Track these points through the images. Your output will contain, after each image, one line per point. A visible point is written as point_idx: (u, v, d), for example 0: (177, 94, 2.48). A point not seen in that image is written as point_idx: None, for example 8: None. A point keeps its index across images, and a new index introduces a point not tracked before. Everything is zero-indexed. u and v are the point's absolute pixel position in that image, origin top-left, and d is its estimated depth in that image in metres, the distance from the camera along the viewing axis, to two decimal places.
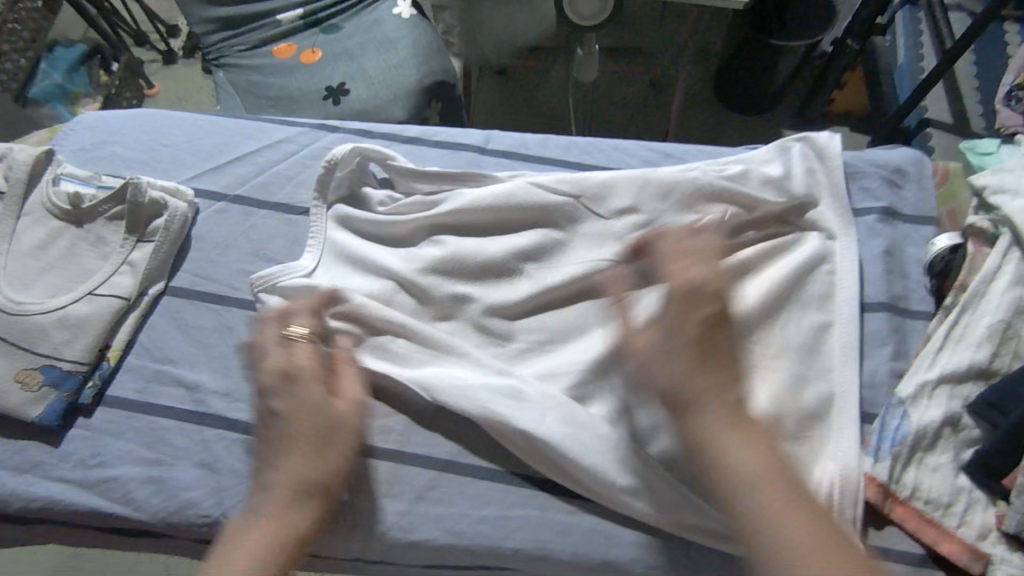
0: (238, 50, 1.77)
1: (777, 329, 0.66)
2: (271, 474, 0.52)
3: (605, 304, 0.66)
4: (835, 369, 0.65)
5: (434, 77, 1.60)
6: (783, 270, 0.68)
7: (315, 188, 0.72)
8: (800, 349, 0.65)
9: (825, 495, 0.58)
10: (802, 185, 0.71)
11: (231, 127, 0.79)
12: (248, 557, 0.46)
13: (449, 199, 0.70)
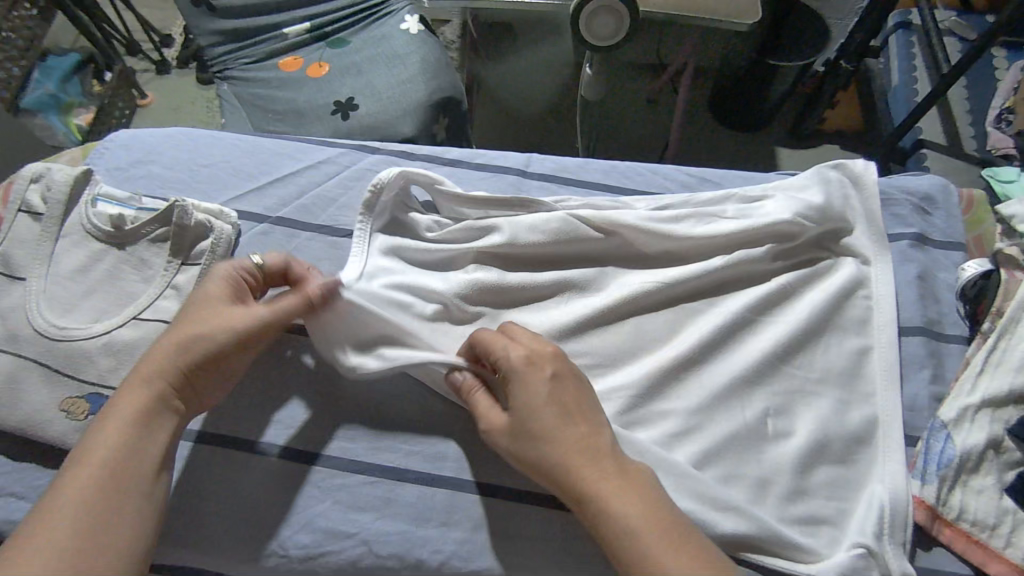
0: (243, 62, 1.76)
1: (820, 353, 0.67)
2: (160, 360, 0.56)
3: (653, 332, 0.67)
4: (879, 392, 0.66)
5: (442, 93, 1.60)
6: (824, 295, 0.69)
7: (361, 211, 0.70)
8: (843, 373, 0.66)
9: (878, 520, 0.58)
10: (840, 213, 0.72)
11: (269, 148, 0.79)
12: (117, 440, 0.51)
13: (497, 227, 0.70)
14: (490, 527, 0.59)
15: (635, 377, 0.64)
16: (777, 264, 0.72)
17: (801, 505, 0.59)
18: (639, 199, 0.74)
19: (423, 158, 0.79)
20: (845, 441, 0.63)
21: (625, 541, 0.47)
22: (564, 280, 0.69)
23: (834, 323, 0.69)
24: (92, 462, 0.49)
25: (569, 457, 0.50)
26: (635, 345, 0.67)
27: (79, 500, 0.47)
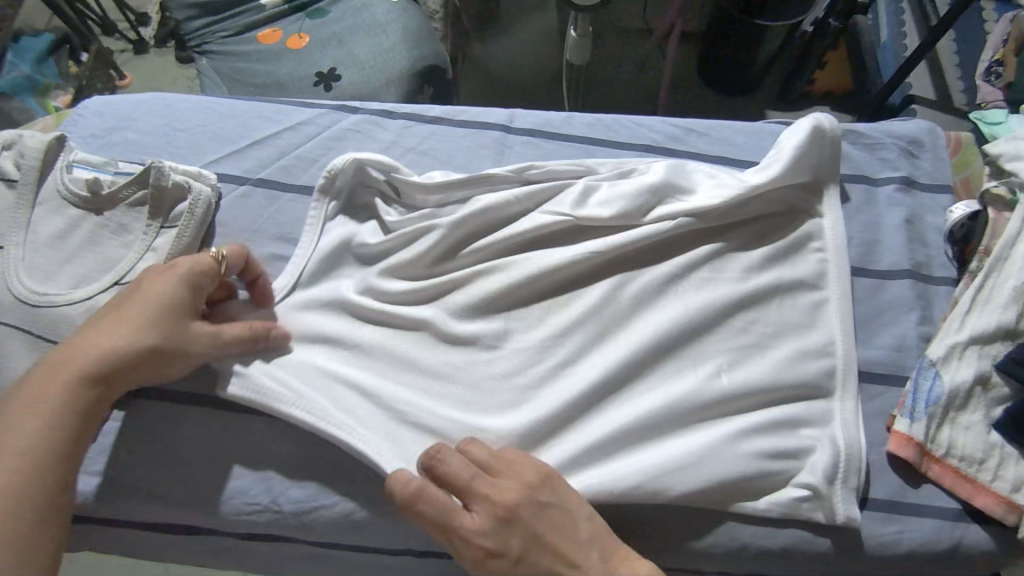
0: (221, 35, 1.73)
1: (774, 307, 0.66)
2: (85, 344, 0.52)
3: (607, 294, 0.65)
4: (838, 342, 0.65)
5: (426, 61, 1.58)
6: (767, 246, 0.69)
7: (316, 195, 0.68)
8: (797, 326, 0.65)
9: (832, 469, 0.58)
10: (806, 165, 0.70)
11: (248, 109, 0.77)
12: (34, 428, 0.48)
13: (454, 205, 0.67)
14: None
15: (572, 349, 0.62)
16: (734, 216, 0.70)
17: (756, 454, 0.57)
18: (607, 164, 0.73)
19: (404, 116, 0.78)
20: (796, 391, 0.62)
21: None
22: (531, 245, 0.68)
23: (792, 273, 0.68)
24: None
25: None
26: (583, 313, 0.64)
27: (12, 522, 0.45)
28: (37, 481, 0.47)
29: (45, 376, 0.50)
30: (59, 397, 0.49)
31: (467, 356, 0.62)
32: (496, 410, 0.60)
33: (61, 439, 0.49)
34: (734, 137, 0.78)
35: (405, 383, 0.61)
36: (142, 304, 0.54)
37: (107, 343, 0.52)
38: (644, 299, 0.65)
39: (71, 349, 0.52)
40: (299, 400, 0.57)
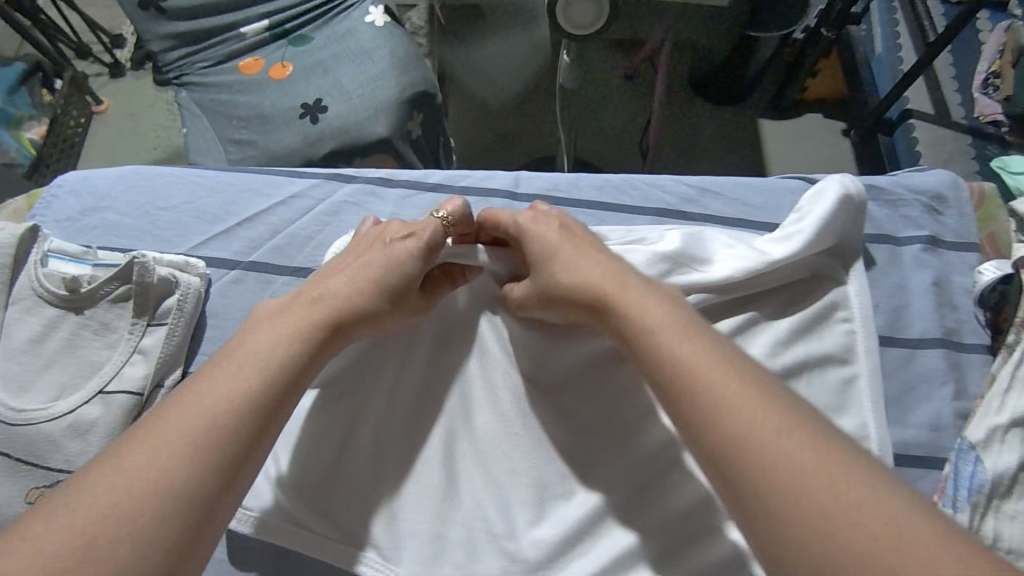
0: (200, 66, 1.67)
1: (805, 385, 0.63)
2: (334, 286, 0.56)
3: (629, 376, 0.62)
4: (872, 424, 0.61)
5: (415, 88, 1.53)
6: (795, 316, 0.66)
7: None
8: (830, 407, 0.62)
9: None
10: (832, 232, 0.67)
11: (235, 182, 0.72)
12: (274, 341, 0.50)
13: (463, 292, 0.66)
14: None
15: (591, 434, 0.60)
16: (757, 285, 0.66)
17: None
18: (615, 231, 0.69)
19: (403, 184, 0.74)
20: None
21: (735, 432, 0.42)
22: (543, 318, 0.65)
23: (819, 347, 0.64)
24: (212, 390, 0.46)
25: (666, 325, 0.49)
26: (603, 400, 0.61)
27: (203, 439, 0.43)
28: (257, 412, 0.46)
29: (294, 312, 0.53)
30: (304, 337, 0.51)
31: (483, 446, 0.60)
32: (516, 507, 0.58)
33: (288, 371, 0.49)
34: (750, 196, 0.75)
35: (421, 484, 0.59)
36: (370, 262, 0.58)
37: (354, 285, 0.56)
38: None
39: (324, 285, 0.56)
40: (316, 523, 0.57)
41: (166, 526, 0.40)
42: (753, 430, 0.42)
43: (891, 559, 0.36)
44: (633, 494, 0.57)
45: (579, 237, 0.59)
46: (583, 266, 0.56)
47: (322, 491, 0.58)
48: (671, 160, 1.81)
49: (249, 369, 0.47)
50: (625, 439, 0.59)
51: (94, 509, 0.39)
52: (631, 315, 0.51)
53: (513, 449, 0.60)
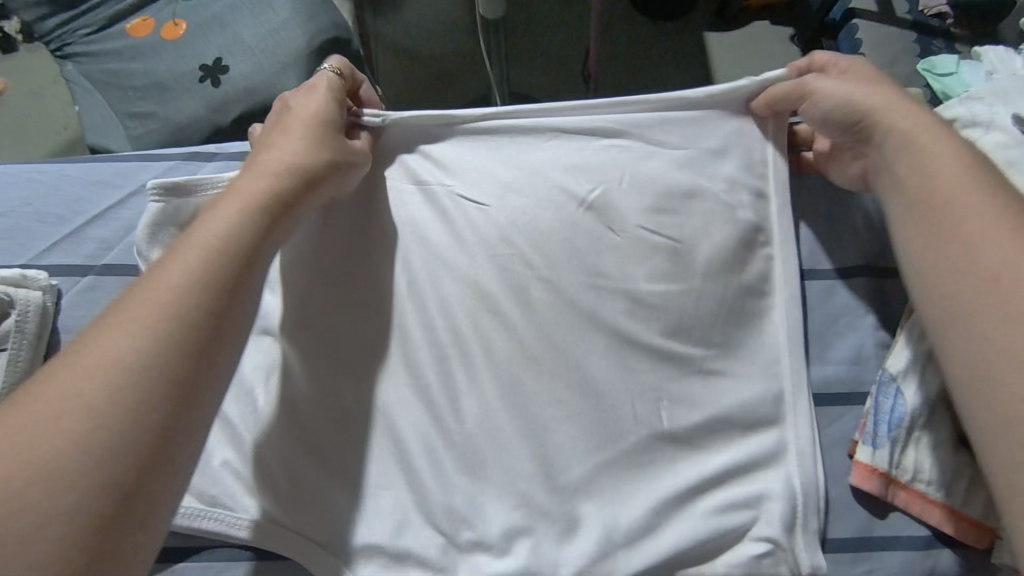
0: (84, 34, 1.50)
1: (720, 323, 0.59)
2: (269, 155, 0.54)
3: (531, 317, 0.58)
4: (787, 356, 0.60)
5: (324, 36, 1.39)
6: (715, 241, 0.60)
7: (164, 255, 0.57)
8: (742, 344, 0.59)
9: (789, 510, 0.55)
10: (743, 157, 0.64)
11: (78, 176, 0.64)
12: (236, 202, 0.48)
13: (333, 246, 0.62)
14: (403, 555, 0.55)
15: (493, 382, 0.57)
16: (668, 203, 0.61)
17: (711, 511, 0.54)
18: (514, 162, 0.64)
19: None
20: (744, 422, 0.57)
21: (954, 230, 0.48)
22: (429, 256, 0.61)
23: (740, 277, 0.60)
24: (181, 251, 0.43)
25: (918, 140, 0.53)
26: (502, 344, 0.58)
27: (182, 319, 0.40)
28: (228, 270, 0.44)
29: (247, 180, 0.50)
30: (255, 196, 0.49)
31: (365, 419, 0.57)
32: (417, 459, 0.55)
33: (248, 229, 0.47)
34: None
35: (311, 448, 0.57)
36: (299, 120, 0.57)
37: (267, 160, 0.53)
38: (562, 332, 0.58)
39: (260, 163, 0.53)
40: (209, 512, 0.56)
41: (131, 408, 0.37)
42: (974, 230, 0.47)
43: None
44: (543, 460, 0.55)
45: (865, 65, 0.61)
46: (890, 103, 0.56)
47: None
48: (617, 85, 1.70)
49: (207, 238, 0.45)
50: (533, 413, 0.56)
51: (30, 409, 0.35)
52: (913, 148, 0.53)
53: (405, 414, 0.56)
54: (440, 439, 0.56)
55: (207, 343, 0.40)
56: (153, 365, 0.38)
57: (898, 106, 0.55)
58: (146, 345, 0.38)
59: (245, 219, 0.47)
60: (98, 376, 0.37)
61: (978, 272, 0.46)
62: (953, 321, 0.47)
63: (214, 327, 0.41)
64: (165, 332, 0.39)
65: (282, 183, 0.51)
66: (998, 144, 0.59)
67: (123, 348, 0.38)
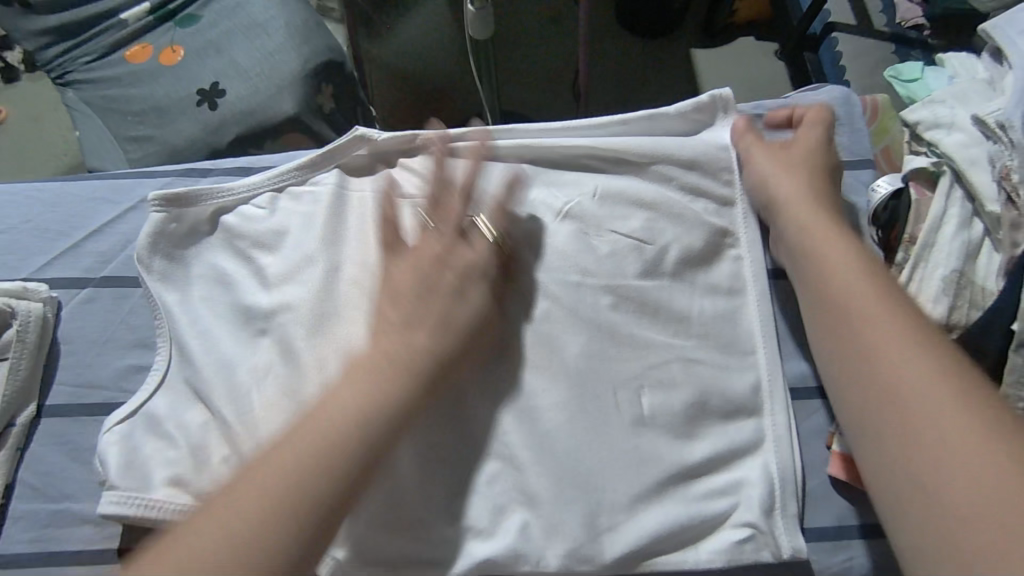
0: (84, 61, 1.54)
1: (693, 320, 0.63)
2: (449, 216, 0.61)
3: (518, 310, 0.61)
4: (760, 350, 0.62)
5: (318, 59, 1.43)
6: (682, 246, 0.65)
7: (167, 265, 0.62)
8: (715, 338, 0.62)
9: (769, 494, 0.57)
10: (709, 165, 0.68)
11: (77, 192, 0.66)
12: (405, 278, 0.56)
13: (326, 244, 0.63)
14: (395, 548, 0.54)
15: (483, 374, 0.59)
16: (639, 206, 0.66)
17: (694, 495, 0.57)
18: (497, 173, 0.69)
19: (263, 167, 0.69)
20: (724, 410, 0.59)
21: (865, 344, 0.52)
22: (418, 254, 0.63)
23: (708, 280, 0.65)
24: (363, 352, 0.52)
25: (829, 251, 0.58)
26: (489, 330, 0.59)
27: (363, 459, 0.47)
28: (414, 405, 0.51)
29: (401, 269, 0.57)
30: (418, 284, 0.55)
31: None
32: (405, 452, 0.56)
33: (443, 299, 0.55)
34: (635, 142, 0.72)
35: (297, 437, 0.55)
36: (450, 191, 0.63)
37: (443, 225, 0.60)
38: (544, 323, 0.61)
39: (425, 237, 0.60)
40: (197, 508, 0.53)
41: (309, 494, 0.45)
42: (879, 343, 0.51)
43: (935, 475, 0.45)
44: (529, 447, 0.56)
45: (824, 147, 0.67)
46: (800, 198, 0.63)
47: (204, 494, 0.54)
48: (606, 102, 1.73)
49: (387, 349, 0.51)
50: (519, 408, 0.58)
51: (256, 480, 0.45)
52: (830, 258, 0.58)
53: None
54: (425, 432, 0.56)
55: (377, 454, 0.48)
56: (338, 445, 0.47)
57: (816, 212, 0.62)
58: (342, 419, 0.48)
59: (476, 307, 0.56)
60: (303, 434, 0.47)
61: (882, 381, 0.50)
62: (870, 434, 0.50)
63: (360, 432, 0.48)
64: (358, 444, 0.47)
65: (478, 263, 0.58)
66: (959, 145, 0.62)
67: (326, 421, 0.47)
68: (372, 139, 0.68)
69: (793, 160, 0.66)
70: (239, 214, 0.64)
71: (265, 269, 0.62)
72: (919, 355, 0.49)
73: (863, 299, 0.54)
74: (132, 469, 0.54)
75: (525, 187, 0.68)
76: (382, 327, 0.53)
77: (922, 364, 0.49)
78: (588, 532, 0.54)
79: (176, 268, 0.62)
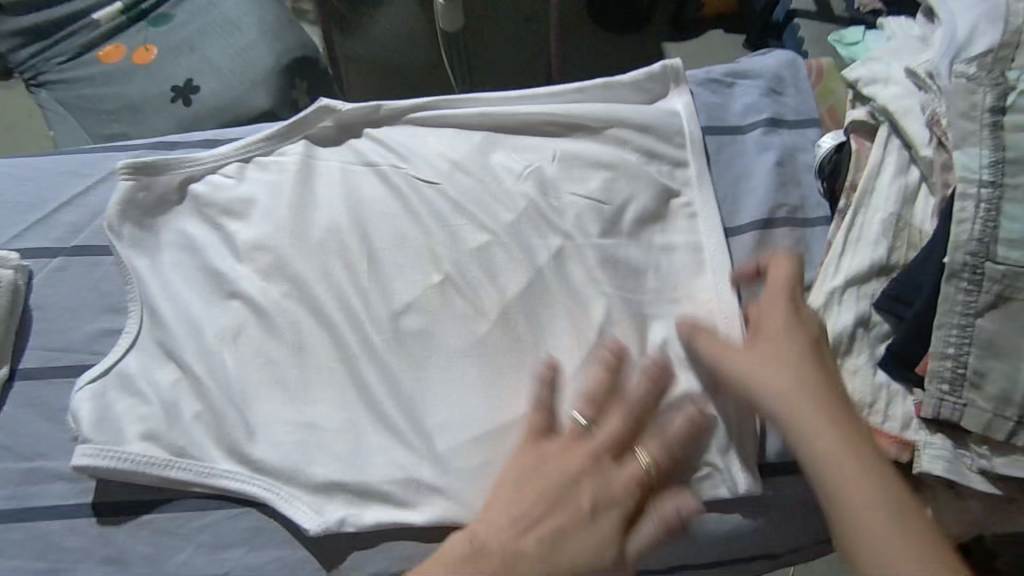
0: (58, 62, 1.55)
1: (651, 272, 0.64)
2: (602, 442, 0.53)
3: (483, 265, 0.63)
4: (717, 300, 0.63)
5: (290, 55, 1.45)
6: (640, 202, 0.67)
7: (136, 231, 0.64)
8: (673, 288, 0.64)
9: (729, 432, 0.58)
10: (663, 125, 0.70)
11: (45, 166, 0.67)
12: (555, 471, 0.52)
13: (294, 209, 0.65)
14: (363, 495, 0.55)
15: (446, 326, 0.61)
16: (597, 166, 0.68)
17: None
18: (459, 141, 0.70)
19: (230, 140, 0.70)
20: (681, 355, 0.61)
21: (821, 474, 0.49)
22: (383, 219, 0.65)
23: (665, 234, 0.67)
24: (506, 508, 0.51)
25: (795, 395, 0.51)
26: (448, 287, 0.62)
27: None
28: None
29: (610, 487, 0.51)
30: (572, 479, 0.51)
31: (323, 365, 0.59)
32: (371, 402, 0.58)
33: (597, 534, 0.50)
34: None
35: (270, 396, 0.58)
36: (626, 415, 0.54)
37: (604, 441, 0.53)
38: (505, 278, 0.63)
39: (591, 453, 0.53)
40: (180, 461, 0.55)
41: None
42: (833, 471, 0.48)
43: None
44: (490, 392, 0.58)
45: (789, 279, 0.58)
46: (773, 363, 0.53)
47: (174, 447, 0.55)
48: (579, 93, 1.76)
49: (550, 502, 0.50)
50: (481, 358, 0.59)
51: None
52: (778, 392, 0.52)
53: (364, 364, 0.59)
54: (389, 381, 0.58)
55: None
56: None
57: (772, 344, 0.54)
58: None
59: (611, 529, 0.50)
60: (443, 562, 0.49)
61: (832, 503, 0.48)
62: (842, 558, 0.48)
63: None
64: None
65: (628, 433, 0.54)
66: (895, 97, 0.65)
67: None
68: (334, 110, 0.69)
69: (761, 351, 0.54)
70: (207, 183, 0.66)
71: (232, 235, 0.64)
72: (875, 494, 0.47)
73: (818, 436, 0.50)
74: (106, 424, 0.56)
75: (487, 152, 0.69)
76: (562, 520, 0.50)
77: (883, 509, 0.46)
78: None
79: (145, 235, 0.64)
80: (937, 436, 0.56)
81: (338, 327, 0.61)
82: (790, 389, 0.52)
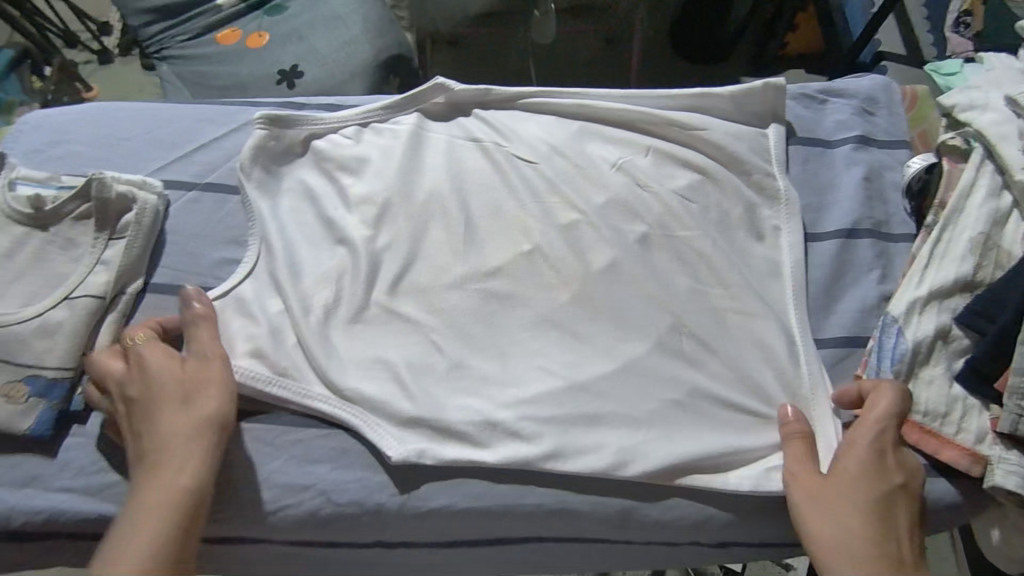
0: (180, 40, 1.67)
1: (731, 266, 0.67)
2: (175, 411, 0.54)
3: (572, 241, 0.68)
4: (790, 302, 0.66)
5: (389, 51, 1.54)
6: (724, 202, 0.70)
7: (263, 176, 0.71)
8: (752, 283, 0.66)
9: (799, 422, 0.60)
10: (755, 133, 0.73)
11: (190, 113, 0.76)
12: (180, 418, 0.54)
13: (403, 172, 0.71)
14: (442, 433, 0.59)
15: (538, 292, 0.65)
16: (687, 163, 0.72)
17: (725, 432, 0.60)
18: (559, 126, 0.75)
19: (350, 107, 0.77)
20: (754, 347, 0.64)
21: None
22: (483, 189, 0.71)
23: (747, 231, 0.69)
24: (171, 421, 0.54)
25: (844, 526, 0.53)
26: (544, 258, 0.67)
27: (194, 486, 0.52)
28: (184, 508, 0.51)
29: (171, 444, 0.53)
30: (178, 435, 0.53)
31: (419, 313, 0.64)
32: (462, 351, 0.63)
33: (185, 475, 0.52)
34: None
35: (366, 335, 0.64)
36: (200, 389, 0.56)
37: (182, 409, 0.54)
38: (593, 255, 0.67)
39: (178, 416, 0.54)
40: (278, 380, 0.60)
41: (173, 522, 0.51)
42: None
43: None
44: (575, 354, 0.63)
45: (889, 425, 0.56)
46: (841, 496, 0.54)
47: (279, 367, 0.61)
48: None
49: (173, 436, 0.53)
50: (564, 325, 0.64)
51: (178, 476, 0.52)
52: (821, 516, 0.53)
53: (455, 317, 0.64)
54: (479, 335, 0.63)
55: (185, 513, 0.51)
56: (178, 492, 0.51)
57: (845, 485, 0.54)
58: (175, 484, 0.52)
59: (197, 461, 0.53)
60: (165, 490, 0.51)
61: None
62: None
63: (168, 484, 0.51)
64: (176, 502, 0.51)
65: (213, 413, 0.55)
66: (993, 124, 0.66)
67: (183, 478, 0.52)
68: (449, 88, 0.75)
69: (836, 487, 0.54)
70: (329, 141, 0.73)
71: (347, 188, 0.70)
72: None
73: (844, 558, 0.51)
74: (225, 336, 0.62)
75: (585, 138, 0.74)
76: (161, 444, 0.53)
77: None
78: (629, 423, 0.60)
79: (271, 179, 0.71)
80: (1011, 453, 0.57)
81: (434, 281, 0.66)
82: (830, 517, 0.53)
